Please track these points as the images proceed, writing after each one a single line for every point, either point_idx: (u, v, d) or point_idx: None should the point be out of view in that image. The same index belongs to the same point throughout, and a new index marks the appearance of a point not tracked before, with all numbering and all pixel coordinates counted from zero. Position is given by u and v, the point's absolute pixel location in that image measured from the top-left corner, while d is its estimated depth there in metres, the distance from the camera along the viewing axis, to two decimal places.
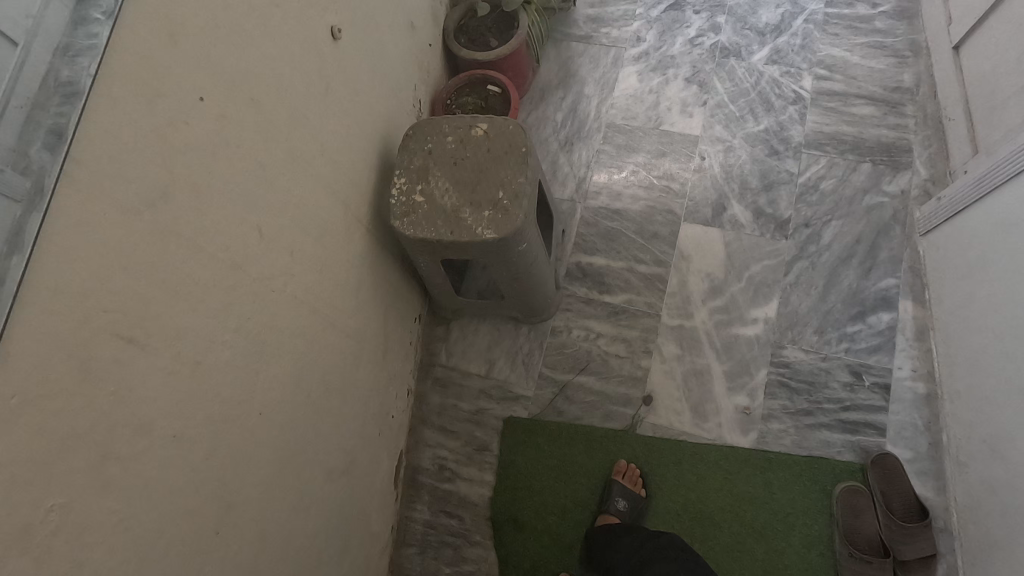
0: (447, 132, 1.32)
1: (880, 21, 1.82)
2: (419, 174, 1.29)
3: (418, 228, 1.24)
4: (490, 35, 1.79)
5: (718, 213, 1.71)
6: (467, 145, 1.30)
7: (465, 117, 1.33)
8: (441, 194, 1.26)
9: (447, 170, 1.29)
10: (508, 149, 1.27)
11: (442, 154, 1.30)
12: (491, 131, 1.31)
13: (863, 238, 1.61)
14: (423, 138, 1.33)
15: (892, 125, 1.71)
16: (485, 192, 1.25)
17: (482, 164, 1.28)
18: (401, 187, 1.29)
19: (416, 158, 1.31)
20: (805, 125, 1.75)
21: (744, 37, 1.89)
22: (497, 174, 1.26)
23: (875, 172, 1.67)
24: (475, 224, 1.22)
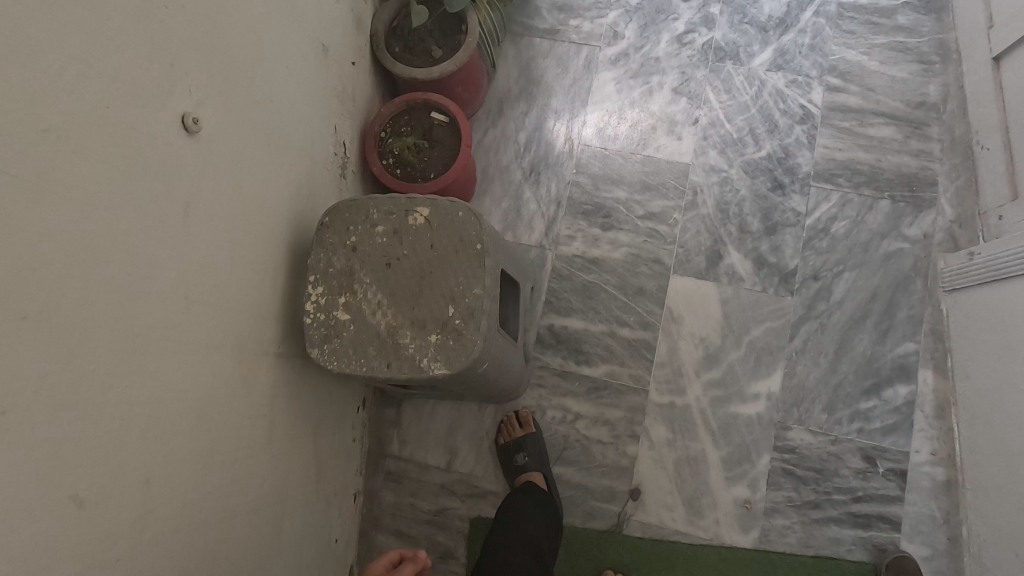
0: (376, 219, 1.00)
1: (903, 15, 1.51)
2: (341, 280, 0.98)
3: (344, 359, 0.95)
4: (431, 41, 1.40)
5: (713, 263, 1.44)
6: (404, 238, 0.98)
7: (400, 197, 1.00)
8: (372, 310, 0.96)
9: (378, 275, 0.97)
10: (459, 246, 0.96)
11: (371, 251, 0.99)
12: (436, 217, 0.98)
13: (879, 294, 1.39)
14: (345, 227, 1.00)
15: (914, 151, 1.44)
16: (432, 309, 0.95)
17: (425, 266, 0.97)
18: (319, 298, 0.98)
19: (336, 256, 0.99)
20: (814, 151, 1.47)
21: (742, 34, 1.55)
22: (447, 283, 0.95)
23: (894, 212, 1.42)
24: (420, 354, 0.93)
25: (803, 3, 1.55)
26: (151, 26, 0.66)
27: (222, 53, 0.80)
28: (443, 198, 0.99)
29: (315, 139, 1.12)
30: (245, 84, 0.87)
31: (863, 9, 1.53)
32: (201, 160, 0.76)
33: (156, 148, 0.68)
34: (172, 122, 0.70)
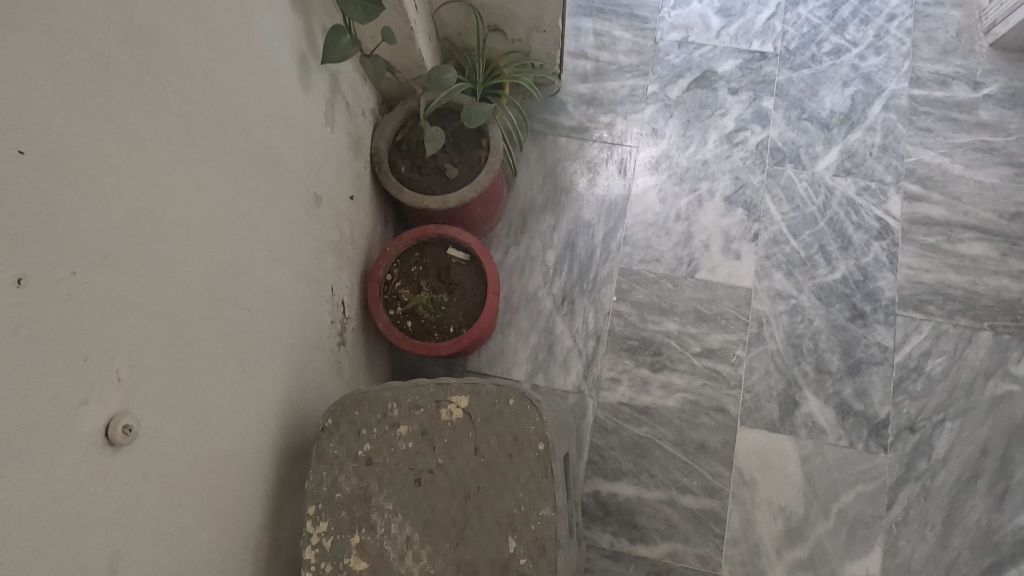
0: (397, 419, 0.77)
1: (985, 110, 1.32)
2: (353, 511, 0.74)
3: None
4: (446, 158, 1.16)
5: (789, 411, 1.20)
6: (438, 445, 0.76)
7: (428, 388, 0.79)
8: (400, 551, 0.72)
9: (405, 500, 0.74)
10: (512, 451, 0.75)
11: (394, 466, 0.75)
12: (478, 414, 0.77)
13: (990, 448, 1.16)
14: (356, 433, 0.77)
15: (1015, 272, 1.23)
16: (483, 546, 0.72)
17: (469, 483, 0.74)
18: (323, 540, 0.73)
19: (345, 478, 0.75)
20: (897, 272, 1.25)
21: (802, 133, 1.34)
22: (500, 505, 0.73)
23: (998, 346, 1.20)
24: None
25: (869, 96, 1.35)
26: (40, 326, 0.39)
27: (175, 289, 0.55)
28: (484, 388, 0.78)
29: (305, 316, 0.85)
30: (210, 311, 0.61)
31: (939, 103, 1.33)
32: (138, 473, 0.49)
33: (50, 512, 0.41)
34: (82, 448, 0.43)
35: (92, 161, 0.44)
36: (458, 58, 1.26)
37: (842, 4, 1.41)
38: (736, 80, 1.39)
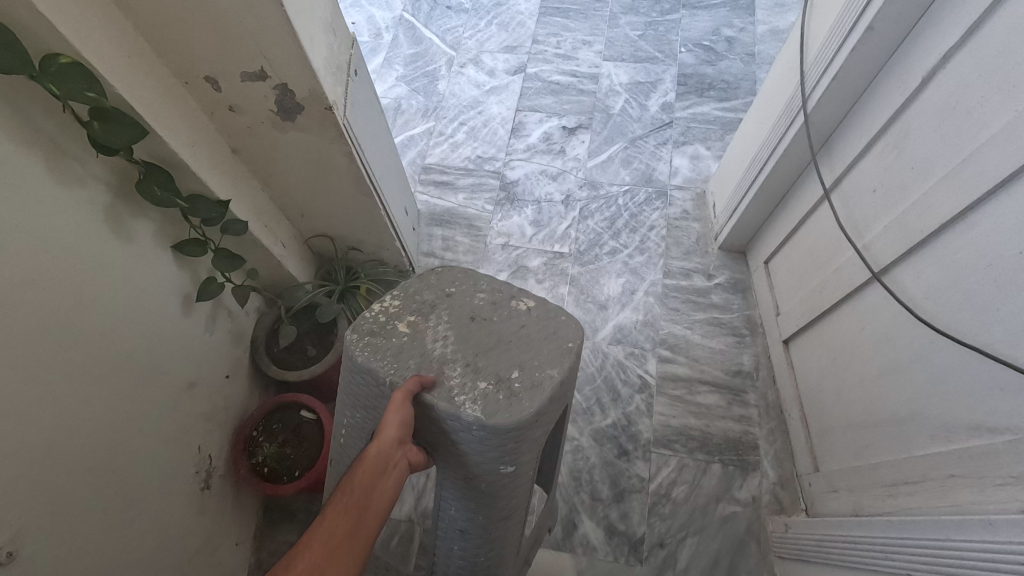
0: (482, 284, 1.04)
1: (716, 294, 1.82)
2: (418, 307, 1.00)
3: (376, 355, 0.95)
4: (307, 341, 1.60)
5: (569, 533, 1.53)
6: (500, 312, 1.01)
7: (507, 285, 1.05)
8: (431, 331, 0.97)
9: (459, 317, 0.99)
10: (550, 335, 0.97)
11: (461, 300, 1.02)
12: (536, 309, 1.01)
13: (720, 559, 1.49)
14: (452, 277, 1.05)
15: (737, 417, 1.65)
16: (493, 364, 0.93)
17: (508, 334, 0.97)
18: (393, 304, 1.01)
19: (426, 288, 1.03)
20: (653, 419, 1.66)
21: (586, 311, 1.82)
22: (524, 353, 0.95)
23: (725, 475, 1.58)
24: (459, 389, 0.90)
25: (635, 284, 1.85)
26: None
27: (54, 464, 0.95)
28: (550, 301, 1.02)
29: (169, 469, 1.23)
30: (81, 474, 1.00)
31: (683, 289, 1.84)
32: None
33: None
34: None
35: (14, 406, 0.87)
36: (326, 267, 1.74)
37: (617, 218, 1.97)
38: (542, 272, 1.89)
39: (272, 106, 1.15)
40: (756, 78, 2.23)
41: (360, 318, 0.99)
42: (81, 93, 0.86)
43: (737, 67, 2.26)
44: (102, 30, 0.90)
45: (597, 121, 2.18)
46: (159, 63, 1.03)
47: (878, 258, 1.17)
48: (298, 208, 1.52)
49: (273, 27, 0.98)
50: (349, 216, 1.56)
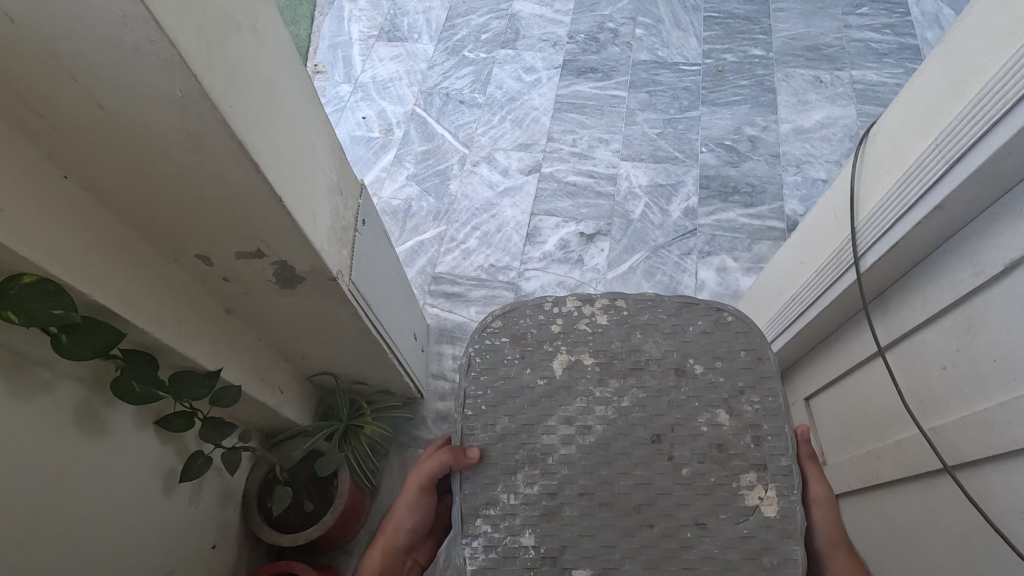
0: (740, 398, 1.10)
1: None
2: (603, 356, 1.15)
3: (488, 377, 1.14)
4: (305, 492, 1.45)
5: None
6: (683, 462, 1.06)
7: (783, 460, 1.06)
8: (581, 390, 1.12)
9: (649, 426, 1.09)
10: (687, 545, 1.02)
11: (683, 400, 1.10)
12: (744, 519, 1.03)
13: None
14: (699, 346, 1.14)
15: None
16: (582, 528, 1.04)
17: (653, 495, 1.05)
18: (597, 327, 1.17)
19: (653, 334, 1.16)
20: None
21: None
22: (630, 559, 1.02)
23: None
24: (497, 524, 1.05)
25: None
26: None
27: None
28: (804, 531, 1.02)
29: None
30: None
31: None
32: None
33: None
34: None
35: None
36: (329, 399, 1.60)
37: None
38: None
39: (270, 277, 1.04)
40: (782, 181, 2.14)
41: (545, 302, 1.20)
42: (44, 311, 0.72)
43: (761, 168, 2.17)
44: (70, 237, 0.78)
45: (616, 227, 2.08)
46: (143, 245, 0.92)
47: (953, 451, 1.03)
48: (299, 353, 1.40)
49: (272, 218, 0.86)
50: (356, 359, 1.44)
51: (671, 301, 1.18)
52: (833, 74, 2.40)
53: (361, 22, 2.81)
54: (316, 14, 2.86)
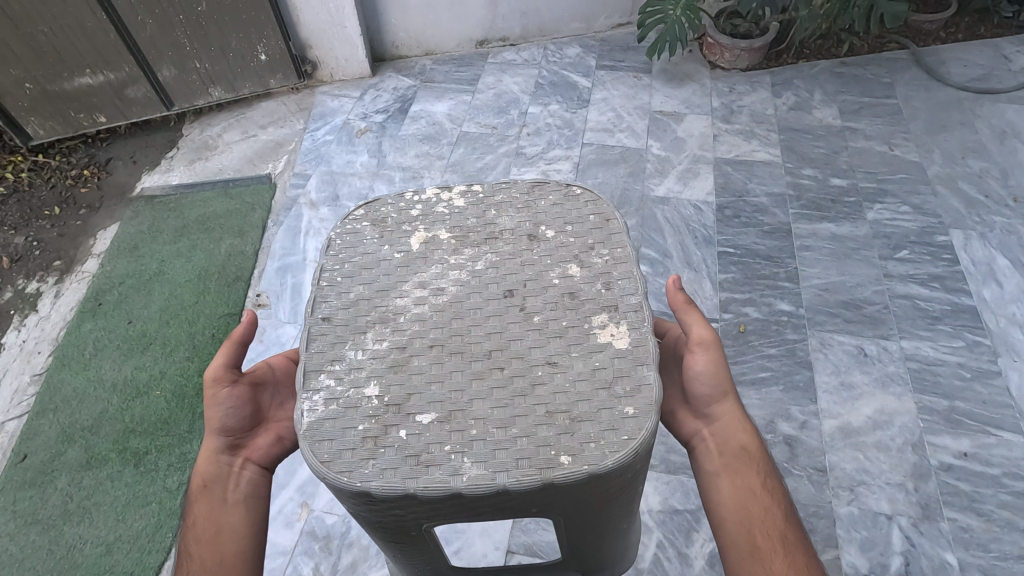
0: (591, 254, 1.23)
1: None
2: (459, 236, 1.27)
3: (347, 253, 1.26)
4: None
5: None
6: (567, 305, 1.16)
7: (631, 299, 1.15)
8: (437, 258, 1.24)
9: (502, 282, 1.20)
10: (551, 378, 1.07)
11: (536, 259, 1.23)
12: (598, 352, 1.10)
13: None
14: (550, 216, 1.30)
15: None
16: (428, 375, 1.09)
17: (524, 331, 1.13)
18: (455, 209, 1.32)
19: (507, 210, 1.31)
20: None
21: None
22: (479, 400, 1.06)
23: None
24: (343, 378, 1.09)
25: None
26: None
27: None
28: (657, 359, 1.08)
29: None
30: None
31: None
32: None
33: None
34: None
35: None
36: None
37: None
38: None
39: None
40: (834, 513, 1.65)
41: (407, 195, 1.35)
42: None
43: (806, 490, 1.69)
44: None
45: None
46: None
47: None
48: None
49: None
50: None
51: (524, 185, 1.35)
52: (879, 345, 1.98)
53: (319, 237, 2.38)
54: (269, 223, 2.46)
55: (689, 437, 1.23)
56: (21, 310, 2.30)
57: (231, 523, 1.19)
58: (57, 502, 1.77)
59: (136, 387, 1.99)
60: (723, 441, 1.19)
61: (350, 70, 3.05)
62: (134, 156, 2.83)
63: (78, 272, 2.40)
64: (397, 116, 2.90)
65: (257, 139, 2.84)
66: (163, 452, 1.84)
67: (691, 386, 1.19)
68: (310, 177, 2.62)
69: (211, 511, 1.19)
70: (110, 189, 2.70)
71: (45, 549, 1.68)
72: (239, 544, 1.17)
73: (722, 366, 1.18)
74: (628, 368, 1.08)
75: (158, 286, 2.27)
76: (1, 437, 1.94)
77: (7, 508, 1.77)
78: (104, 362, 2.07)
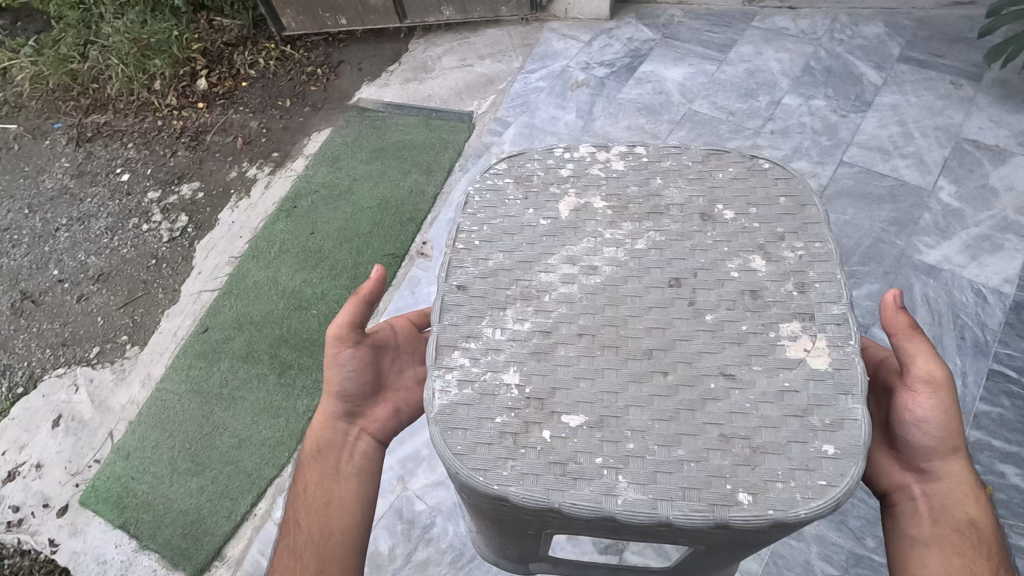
0: (780, 244, 1.00)
1: None
2: (618, 205, 1.05)
3: (487, 215, 1.05)
4: None
5: None
6: (750, 304, 0.94)
7: (834, 308, 0.92)
8: (590, 231, 1.02)
9: (668, 267, 0.98)
10: (718, 395, 0.87)
11: (710, 243, 1.00)
12: (785, 370, 0.88)
13: None
14: (729, 194, 1.06)
15: None
16: (579, 369, 0.89)
17: (690, 335, 0.92)
18: (613, 172, 1.10)
19: (676, 179, 1.08)
20: None
21: None
22: (635, 408, 0.86)
23: None
24: (478, 359, 0.91)
25: None
26: None
27: None
28: (867, 387, 0.86)
29: None
30: None
31: None
32: None
33: None
34: None
35: None
36: None
37: None
38: None
39: None
40: None
41: (556, 151, 1.13)
42: None
43: None
44: None
45: None
46: None
47: None
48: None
49: None
50: None
51: (695, 153, 1.12)
52: None
53: None
54: (456, 167, 2.36)
55: (891, 490, 1.05)
56: (239, 191, 2.56)
57: (344, 493, 1.08)
58: (217, 381, 2.00)
59: (299, 300, 2.12)
60: (942, 508, 0.99)
61: (589, 8, 2.70)
62: (361, 64, 2.90)
63: (288, 168, 2.57)
64: (622, 74, 2.52)
65: (472, 70, 2.70)
66: (303, 370, 1.95)
67: (901, 429, 1.01)
68: (509, 127, 2.43)
69: (323, 478, 1.09)
70: (333, 92, 2.82)
71: (199, 419, 1.93)
72: (351, 517, 1.06)
73: (953, 410, 0.97)
74: (822, 397, 0.86)
75: (344, 203, 2.36)
76: (197, 303, 2.23)
77: (185, 369, 2.06)
78: (283, 266, 2.22)
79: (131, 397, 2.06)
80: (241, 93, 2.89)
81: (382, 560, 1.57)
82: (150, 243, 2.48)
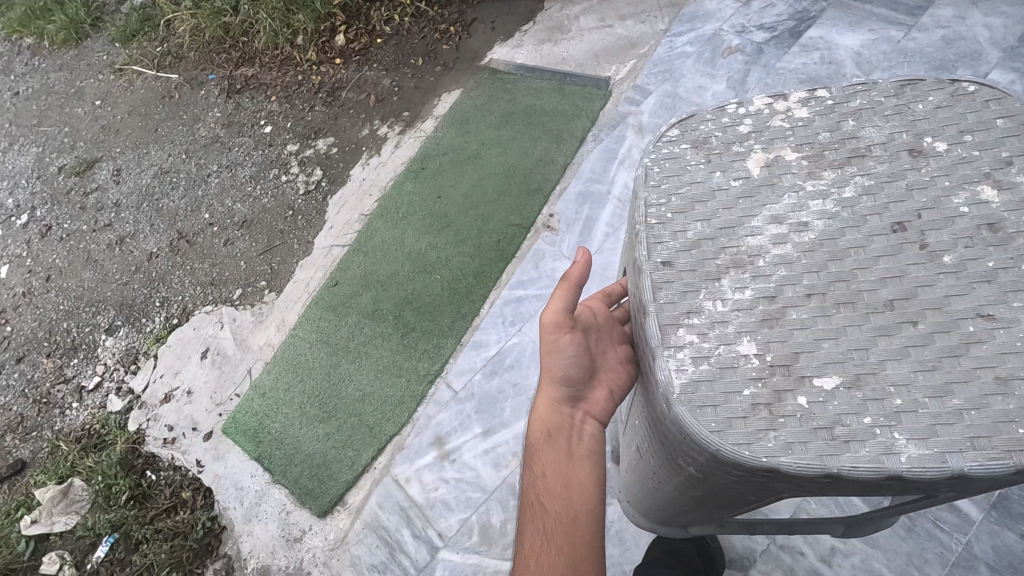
0: (1008, 170, 0.86)
1: None
2: (815, 162, 0.90)
3: (672, 185, 0.92)
4: None
5: None
6: (999, 232, 0.83)
7: None
8: (789, 186, 0.88)
9: (887, 210, 0.86)
10: (968, 341, 0.78)
11: (928, 180, 0.87)
12: None
13: None
14: (935, 124, 0.91)
15: None
16: (817, 330, 0.80)
17: (919, 285, 0.81)
18: (798, 121, 0.93)
19: (871, 118, 0.92)
20: None
21: None
22: (893, 361, 0.78)
23: None
24: (708, 334, 0.81)
25: None
26: None
27: None
28: None
29: None
30: None
31: None
32: None
33: None
34: None
35: None
36: None
37: None
38: None
39: None
40: None
41: (727, 105, 0.97)
42: None
43: None
44: None
45: None
46: None
47: None
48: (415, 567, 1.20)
49: None
50: None
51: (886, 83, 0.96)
52: None
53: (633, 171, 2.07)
54: (590, 138, 2.24)
55: None
56: (370, 149, 2.61)
57: (581, 478, 1.05)
58: (345, 335, 2.08)
59: (425, 263, 2.14)
60: None
61: None
62: (494, 22, 2.81)
63: (418, 128, 2.57)
64: (784, 39, 2.24)
65: (612, 32, 2.52)
66: (426, 334, 1.98)
67: None
68: (649, 95, 2.25)
69: (556, 463, 1.07)
70: (465, 52, 2.76)
71: (327, 368, 2.04)
72: (591, 501, 1.04)
73: None
74: None
75: (472, 167, 2.33)
76: (327, 257, 2.32)
77: (317, 319, 2.16)
78: (409, 228, 2.25)
79: (267, 339, 2.21)
80: (376, 51, 2.91)
81: (492, 532, 1.60)
82: (288, 194, 2.60)
